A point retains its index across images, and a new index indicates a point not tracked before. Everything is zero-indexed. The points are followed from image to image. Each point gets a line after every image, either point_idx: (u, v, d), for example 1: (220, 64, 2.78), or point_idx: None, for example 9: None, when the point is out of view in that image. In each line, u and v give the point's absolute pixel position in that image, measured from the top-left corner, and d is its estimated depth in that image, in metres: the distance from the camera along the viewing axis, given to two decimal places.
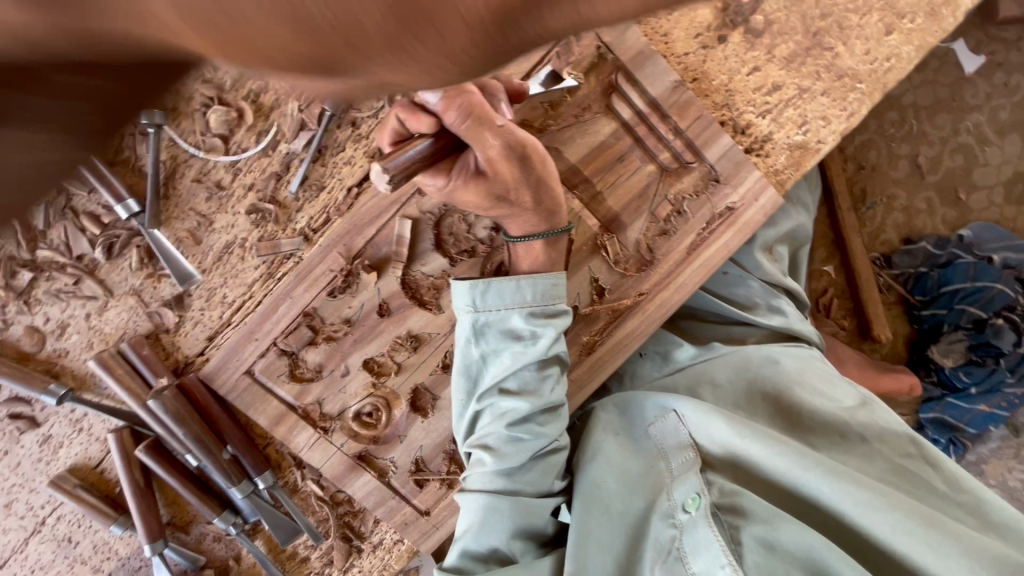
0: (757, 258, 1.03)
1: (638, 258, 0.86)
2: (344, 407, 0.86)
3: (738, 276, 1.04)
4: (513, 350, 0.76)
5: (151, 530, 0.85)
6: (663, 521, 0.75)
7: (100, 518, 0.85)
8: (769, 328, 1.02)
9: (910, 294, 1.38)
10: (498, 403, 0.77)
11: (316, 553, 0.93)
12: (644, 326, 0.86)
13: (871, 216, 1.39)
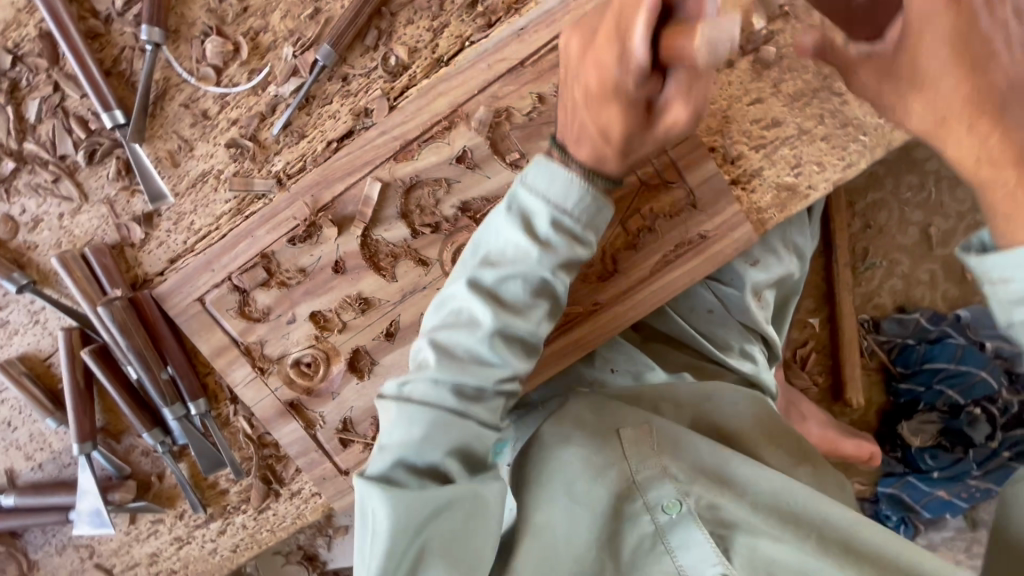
0: (746, 300, 0.98)
1: (601, 268, 0.85)
2: (285, 353, 0.87)
3: (721, 314, 0.99)
4: (467, 302, 0.67)
5: (83, 430, 0.88)
6: (641, 523, 0.71)
7: (38, 409, 0.89)
8: (743, 372, 0.99)
9: (892, 363, 1.34)
10: (472, 305, 0.67)
11: (235, 488, 0.95)
12: (591, 337, 0.86)
13: (868, 277, 1.35)
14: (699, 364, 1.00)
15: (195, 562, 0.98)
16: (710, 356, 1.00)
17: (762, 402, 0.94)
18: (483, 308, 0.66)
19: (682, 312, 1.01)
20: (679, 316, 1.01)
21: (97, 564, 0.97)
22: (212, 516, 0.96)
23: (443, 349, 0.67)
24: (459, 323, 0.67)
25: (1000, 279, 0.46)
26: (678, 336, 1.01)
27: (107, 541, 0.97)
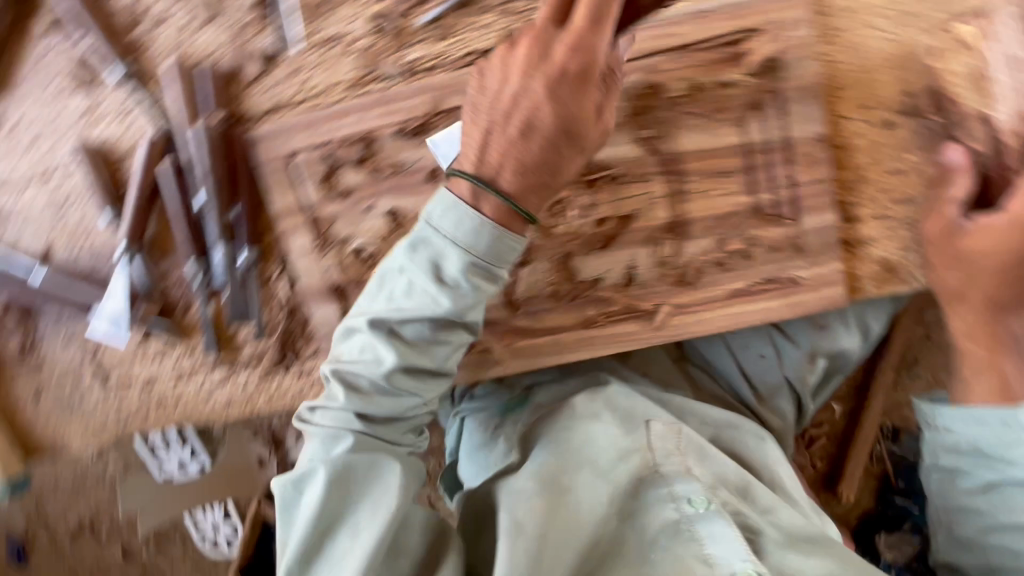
0: (801, 360, 1.03)
1: (682, 273, 0.84)
2: (350, 237, 0.87)
3: (772, 364, 1.04)
4: (371, 343, 0.73)
5: (132, 235, 0.89)
6: (661, 505, 0.81)
7: (101, 202, 0.90)
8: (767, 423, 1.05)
9: (895, 475, 1.35)
10: (410, 283, 0.72)
11: (250, 347, 0.95)
12: (638, 333, 0.86)
13: (908, 386, 1.32)
14: (729, 400, 1.06)
15: (187, 401, 0.98)
16: (743, 400, 1.06)
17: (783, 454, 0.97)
18: (389, 356, 0.73)
19: (734, 348, 1.06)
20: (730, 352, 1.06)
21: (95, 368, 0.98)
22: (219, 365, 0.96)
23: (390, 331, 0.73)
24: (359, 358, 0.74)
25: (948, 427, 0.76)
26: (723, 371, 1.07)
27: (112, 350, 0.97)
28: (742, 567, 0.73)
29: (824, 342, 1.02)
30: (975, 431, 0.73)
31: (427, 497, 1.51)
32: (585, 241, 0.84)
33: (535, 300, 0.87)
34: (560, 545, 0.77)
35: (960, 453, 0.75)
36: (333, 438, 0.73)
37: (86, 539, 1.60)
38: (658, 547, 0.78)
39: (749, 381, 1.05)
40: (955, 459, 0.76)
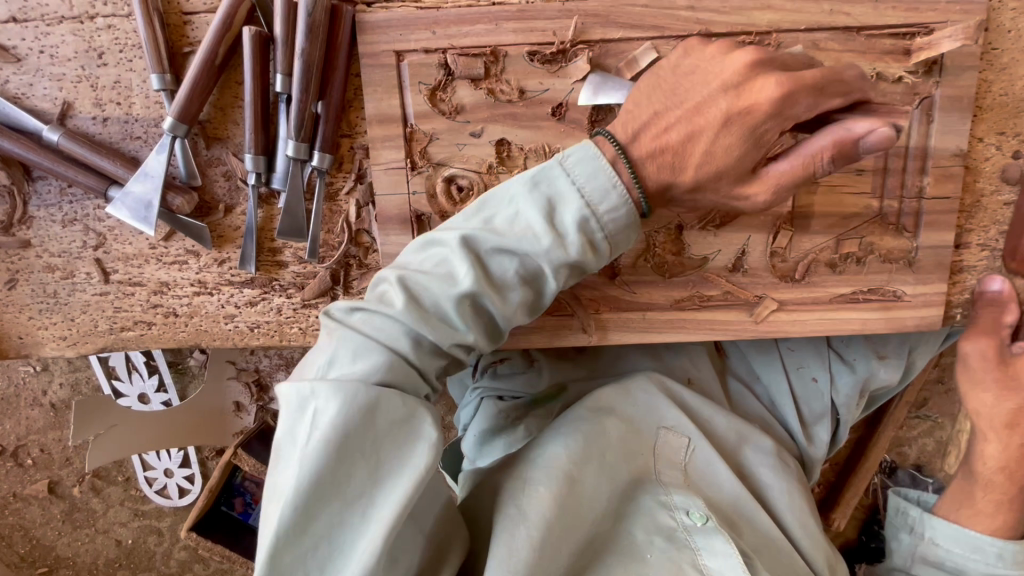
0: (854, 391, 0.95)
1: (789, 267, 0.80)
2: (447, 162, 0.76)
3: (822, 390, 0.96)
4: (449, 256, 0.63)
5: (187, 111, 0.73)
6: (657, 510, 0.74)
7: (150, 60, 0.73)
8: (800, 449, 0.97)
9: (883, 508, 1.37)
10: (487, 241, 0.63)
11: (295, 268, 0.83)
12: (736, 323, 0.81)
13: (914, 425, 1.34)
14: (769, 417, 0.98)
15: (203, 317, 0.84)
16: (784, 421, 0.98)
17: (797, 486, 0.87)
18: (464, 275, 0.61)
19: (787, 366, 0.97)
20: (784, 368, 0.97)
21: (97, 260, 0.82)
22: (252, 282, 0.83)
23: (483, 253, 0.63)
24: (436, 273, 0.63)
25: (932, 539, 0.85)
26: (769, 390, 0.98)
27: (124, 242, 0.82)
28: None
29: (880, 375, 0.95)
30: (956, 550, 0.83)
31: None
32: (700, 214, 0.78)
33: (633, 270, 0.80)
34: (563, 539, 0.67)
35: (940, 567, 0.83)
36: (343, 402, 0.56)
37: (7, 464, 1.39)
38: (652, 553, 0.70)
39: (796, 407, 0.97)
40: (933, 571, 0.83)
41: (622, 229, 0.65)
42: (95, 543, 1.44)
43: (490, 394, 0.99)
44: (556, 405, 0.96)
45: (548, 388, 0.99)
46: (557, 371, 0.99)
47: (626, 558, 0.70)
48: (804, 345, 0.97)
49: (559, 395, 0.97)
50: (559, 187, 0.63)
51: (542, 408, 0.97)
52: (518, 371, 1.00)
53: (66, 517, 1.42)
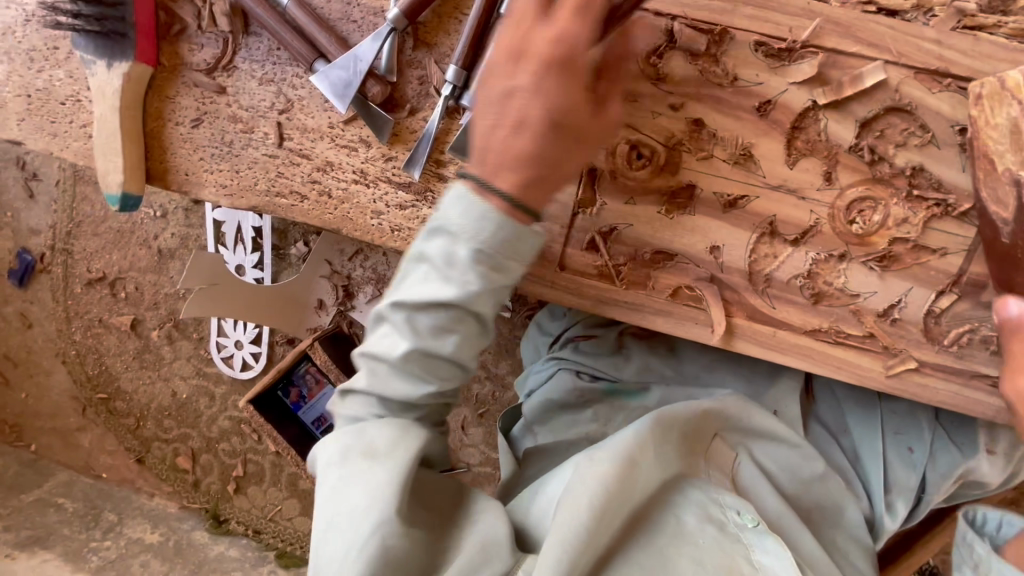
0: (952, 473, 0.87)
1: (941, 331, 0.77)
2: (636, 126, 0.77)
3: (916, 464, 0.88)
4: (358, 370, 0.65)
5: (413, 8, 0.76)
6: (707, 501, 0.65)
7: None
8: (873, 515, 0.87)
9: None
10: (389, 328, 0.63)
11: (452, 185, 0.85)
12: (866, 369, 0.79)
13: None
14: (850, 471, 0.88)
15: (353, 206, 0.88)
16: (864, 483, 0.88)
17: (860, 543, 0.81)
18: (393, 347, 0.62)
19: (888, 429, 0.90)
20: (881, 429, 0.89)
21: (279, 123, 0.86)
22: (409, 186, 0.86)
23: (373, 357, 0.63)
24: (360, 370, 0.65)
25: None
26: (866, 448, 0.89)
27: (307, 114, 0.86)
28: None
29: (984, 468, 0.87)
30: None
31: (462, 418, 1.43)
32: (870, 250, 0.76)
33: (781, 286, 0.79)
34: (611, 506, 0.59)
35: None
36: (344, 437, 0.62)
37: (103, 291, 1.49)
38: (703, 540, 0.61)
39: (886, 475, 0.88)
40: None
41: (508, 247, 0.60)
42: (154, 387, 1.54)
43: (571, 367, 0.94)
44: (634, 402, 0.89)
45: (630, 380, 0.92)
46: (644, 362, 0.93)
47: (672, 537, 0.61)
48: (907, 411, 0.90)
49: (641, 393, 0.90)
50: (444, 239, 0.60)
51: (619, 400, 0.91)
52: (603, 352, 0.95)
53: (136, 355, 1.52)
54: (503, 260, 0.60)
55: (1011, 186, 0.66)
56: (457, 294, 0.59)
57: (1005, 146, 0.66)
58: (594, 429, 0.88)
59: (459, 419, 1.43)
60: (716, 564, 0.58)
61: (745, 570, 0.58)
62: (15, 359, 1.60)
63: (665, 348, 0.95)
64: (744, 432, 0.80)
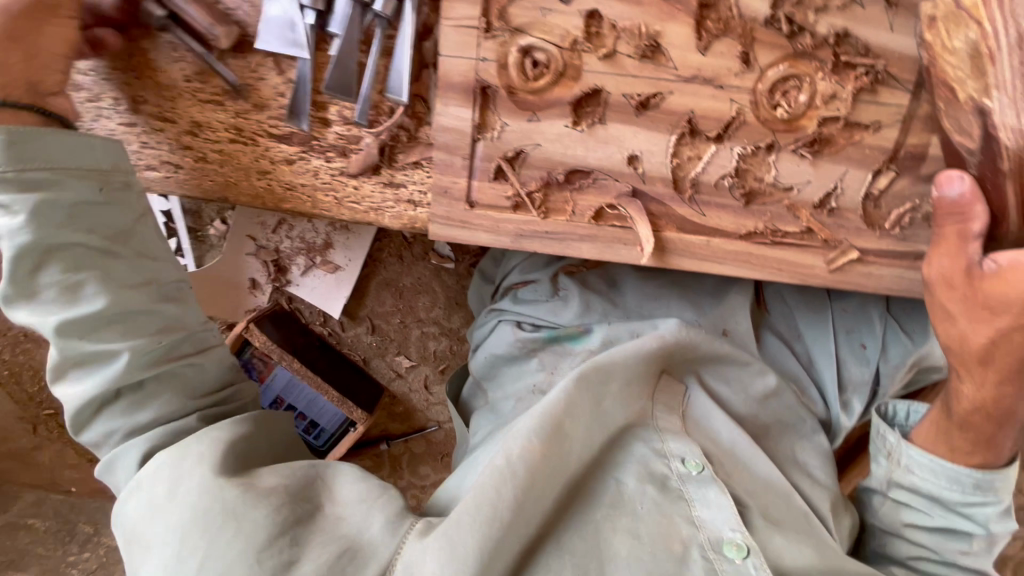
0: (904, 363, 0.85)
1: (881, 215, 0.72)
2: (527, 29, 0.67)
3: (870, 359, 0.85)
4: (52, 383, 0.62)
5: None
6: (651, 456, 0.63)
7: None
8: (829, 416, 0.85)
9: None
10: (23, 309, 0.60)
11: (338, 128, 0.75)
12: (807, 268, 0.74)
13: None
14: (805, 376, 0.85)
15: (235, 168, 0.78)
16: (819, 387, 0.86)
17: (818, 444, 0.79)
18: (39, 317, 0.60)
19: (839, 328, 0.87)
20: (832, 328, 0.86)
21: (126, 85, 0.74)
22: (291, 138, 0.76)
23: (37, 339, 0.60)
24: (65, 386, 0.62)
25: (908, 467, 0.73)
26: (816, 351, 0.86)
27: (155, 69, 0.74)
28: (731, 536, 0.58)
29: (935, 352, 0.86)
30: (934, 478, 0.72)
31: (425, 377, 1.38)
32: (799, 136, 0.69)
33: (710, 190, 0.72)
34: (545, 488, 0.57)
35: (917, 492, 0.73)
36: (154, 474, 0.58)
37: None
38: (643, 506, 0.60)
39: (840, 376, 0.85)
40: (907, 496, 0.74)
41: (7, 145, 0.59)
42: None
43: (510, 319, 0.86)
44: (578, 348, 0.81)
45: (572, 325, 0.82)
46: (586, 300, 0.84)
47: (609, 506, 0.60)
48: (856, 306, 0.87)
49: (583, 337, 0.81)
50: None
51: (560, 346, 0.82)
52: (542, 299, 0.86)
53: None
54: (37, 174, 0.60)
55: (974, 115, 0.61)
56: (19, 240, 0.59)
57: (964, 73, 0.60)
58: (542, 380, 0.80)
59: (422, 378, 1.39)
60: (654, 531, 0.58)
61: (683, 532, 0.58)
62: None
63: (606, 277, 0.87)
64: (694, 360, 0.74)
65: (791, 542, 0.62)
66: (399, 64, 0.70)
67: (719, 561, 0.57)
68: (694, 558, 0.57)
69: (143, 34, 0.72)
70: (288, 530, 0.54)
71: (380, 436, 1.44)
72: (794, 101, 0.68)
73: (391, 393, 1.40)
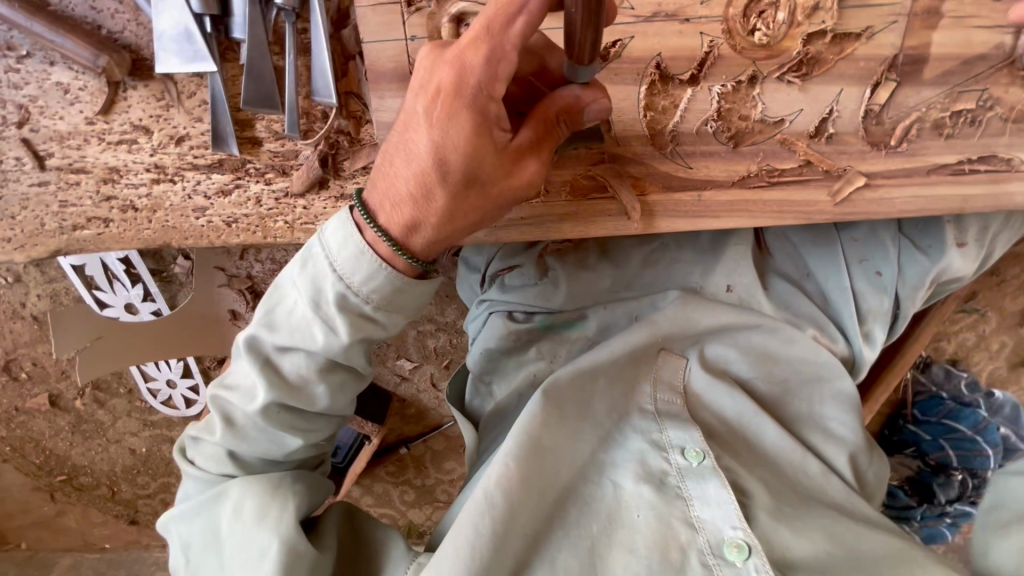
0: (925, 281, 0.78)
1: (885, 132, 0.65)
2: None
3: (887, 287, 0.79)
4: None
5: None
6: (648, 450, 0.62)
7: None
8: (852, 352, 0.79)
9: (911, 404, 1.22)
10: None
11: (271, 146, 0.67)
12: (812, 206, 0.66)
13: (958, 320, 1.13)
14: (822, 317, 0.79)
15: (169, 211, 0.70)
16: (838, 324, 0.80)
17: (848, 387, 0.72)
18: None
19: (850, 256, 0.80)
20: (844, 262, 0.79)
21: (25, 140, 0.66)
22: (222, 165, 0.68)
23: None
24: None
25: None
26: (828, 285, 0.80)
27: (52, 116, 0.65)
28: (733, 535, 0.56)
29: (958, 265, 0.79)
30: None
31: (430, 375, 1.27)
32: (783, 60, 0.61)
33: (691, 138, 0.65)
34: (529, 507, 0.56)
35: None
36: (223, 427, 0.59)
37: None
38: (640, 509, 0.58)
39: (857, 306, 0.79)
40: None
41: None
42: (109, 452, 1.39)
43: (498, 310, 0.79)
44: (574, 334, 0.77)
45: (565, 310, 0.77)
46: (578, 282, 0.77)
47: (603, 515, 0.58)
48: (866, 233, 0.80)
49: (578, 322, 0.77)
50: None
51: (557, 335, 0.77)
52: (528, 285, 0.78)
53: (74, 428, 1.33)
54: None
55: None
56: None
57: None
58: (541, 369, 0.76)
59: (428, 376, 1.27)
60: (651, 541, 0.55)
61: (682, 537, 0.56)
62: None
63: (595, 247, 0.78)
64: (691, 333, 0.71)
65: (797, 531, 0.60)
66: (320, 63, 0.62)
67: (721, 565, 0.55)
68: (694, 563, 0.55)
69: (27, 74, 0.63)
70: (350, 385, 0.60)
71: (398, 441, 1.38)
72: (772, 20, 0.59)
73: (400, 397, 1.31)
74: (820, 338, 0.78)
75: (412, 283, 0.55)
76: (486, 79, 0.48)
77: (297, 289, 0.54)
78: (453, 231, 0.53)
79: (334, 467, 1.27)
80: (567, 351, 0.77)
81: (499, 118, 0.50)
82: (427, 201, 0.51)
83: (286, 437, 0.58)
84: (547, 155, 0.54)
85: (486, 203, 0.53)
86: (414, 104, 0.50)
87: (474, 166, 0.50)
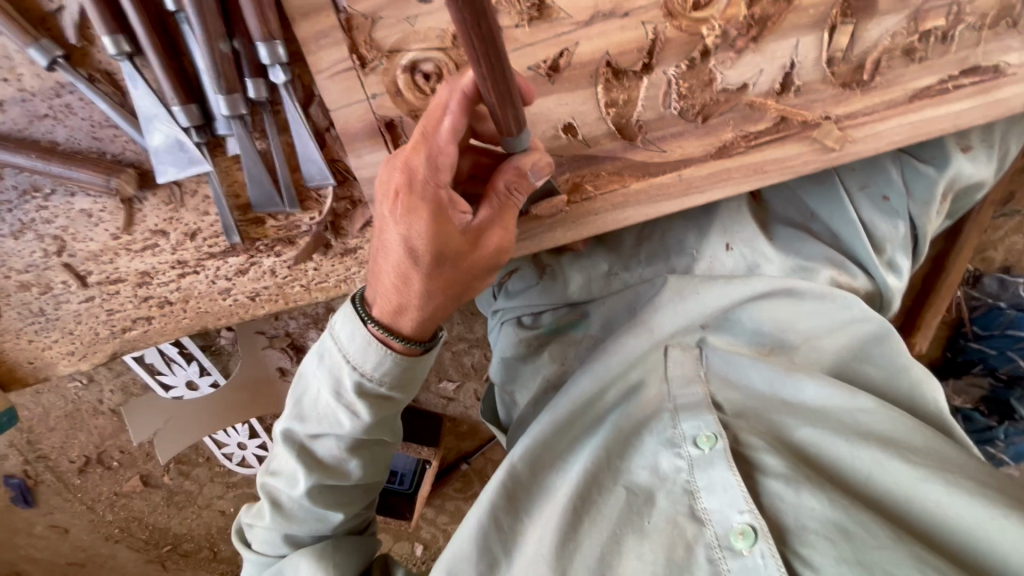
0: (935, 195, 0.76)
1: (855, 70, 0.64)
2: (402, 46, 0.61)
3: (897, 211, 0.77)
4: None
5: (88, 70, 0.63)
6: (662, 450, 0.65)
7: (13, 33, 0.59)
8: (874, 283, 0.76)
9: (969, 321, 1.15)
10: None
11: (273, 221, 0.73)
12: (797, 161, 0.66)
13: (996, 226, 1.08)
14: (836, 253, 0.75)
15: (199, 299, 0.78)
16: (854, 259, 0.76)
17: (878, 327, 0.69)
18: None
19: (852, 188, 0.77)
20: (846, 196, 0.76)
21: (66, 265, 0.74)
22: (235, 249, 0.74)
23: None
24: None
25: None
26: (836, 223, 0.77)
27: (83, 240, 0.73)
28: (739, 520, 0.57)
29: (967, 170, 0.76)
30: None
31: (474, 391, 1.30)
32: (732, 29, 0.62)
33: (659, 124, 0.65)
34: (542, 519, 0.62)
35: None
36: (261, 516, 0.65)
37: (96, 470, 1.35)
38: (652, 515, 0.61)
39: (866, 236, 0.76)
40: None
41: None
42: (203, 516, 1.48)
43: (509, 317, 0.80)
44: (579, 333, 0.79)
45: (569, 310, 0.79)
46: (580, 272, 0.78)
47: (619, 520, 0.61)
48: (865, 161, 0.77)
49: (581, 321, 0.79)
50: None
51: (565, 337, 0.79)
52: (533, 285, 0.79)
53: (169, 501, 1.44)
54: None
55: None
56: None
57: None
58: (554, 371, 0.79)
59: (471, 392, 1.30)
60: (663, 543, 0.58)
61: (689, 532, 0.59)
62: (74, 560, 1.52)
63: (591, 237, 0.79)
64: (697, 322, 0.72)
65: (816, 493, 0.56)
66: (299, 140, 0.66)
67: (728, 555, 0.56)
68: (702, 558, 0.57)
69: (54, 209, 0.70)
70: (373, 455, 0.64)
71: (458, 458, 1.42)
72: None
73: (450, 417, 1.34)
74: (839, 275, 0.74)
75: (424, 359, 0.59)
76: (432, 172, 0.52)
77: (319, 380, 0.59)
78: (437, 306, 0.57)
79: (402, 494, 1.33)
80: (581, 350, 0.79)
81: (451, 202, 0.54)
82: (408, 285, 0.55)
83: (330, 512, 0.63)
84: (509, 220, 0.57)
85: (460, 275, 0.55)
86: (380, 212, 0.55)
87: (442, 247, 0.53)
